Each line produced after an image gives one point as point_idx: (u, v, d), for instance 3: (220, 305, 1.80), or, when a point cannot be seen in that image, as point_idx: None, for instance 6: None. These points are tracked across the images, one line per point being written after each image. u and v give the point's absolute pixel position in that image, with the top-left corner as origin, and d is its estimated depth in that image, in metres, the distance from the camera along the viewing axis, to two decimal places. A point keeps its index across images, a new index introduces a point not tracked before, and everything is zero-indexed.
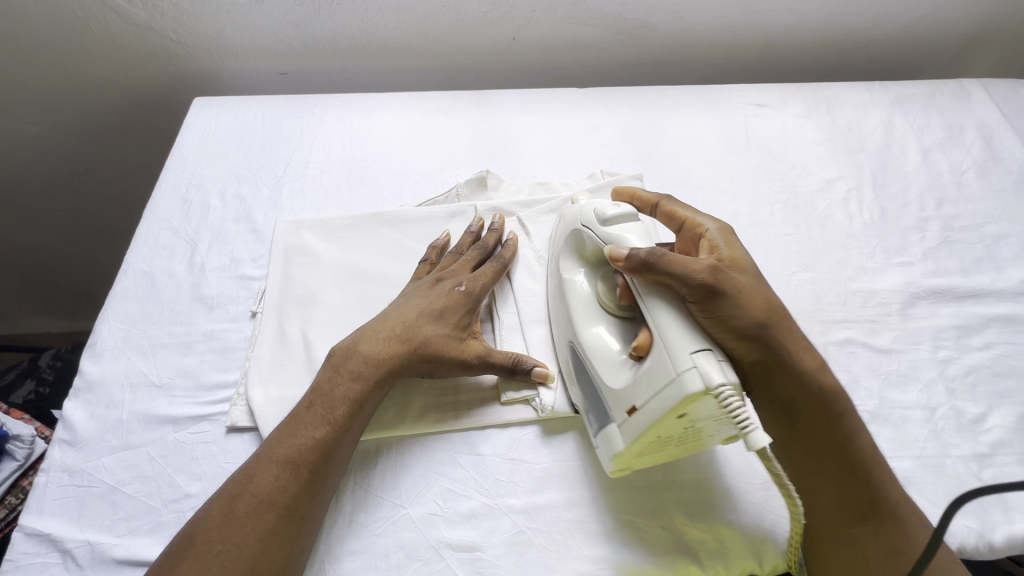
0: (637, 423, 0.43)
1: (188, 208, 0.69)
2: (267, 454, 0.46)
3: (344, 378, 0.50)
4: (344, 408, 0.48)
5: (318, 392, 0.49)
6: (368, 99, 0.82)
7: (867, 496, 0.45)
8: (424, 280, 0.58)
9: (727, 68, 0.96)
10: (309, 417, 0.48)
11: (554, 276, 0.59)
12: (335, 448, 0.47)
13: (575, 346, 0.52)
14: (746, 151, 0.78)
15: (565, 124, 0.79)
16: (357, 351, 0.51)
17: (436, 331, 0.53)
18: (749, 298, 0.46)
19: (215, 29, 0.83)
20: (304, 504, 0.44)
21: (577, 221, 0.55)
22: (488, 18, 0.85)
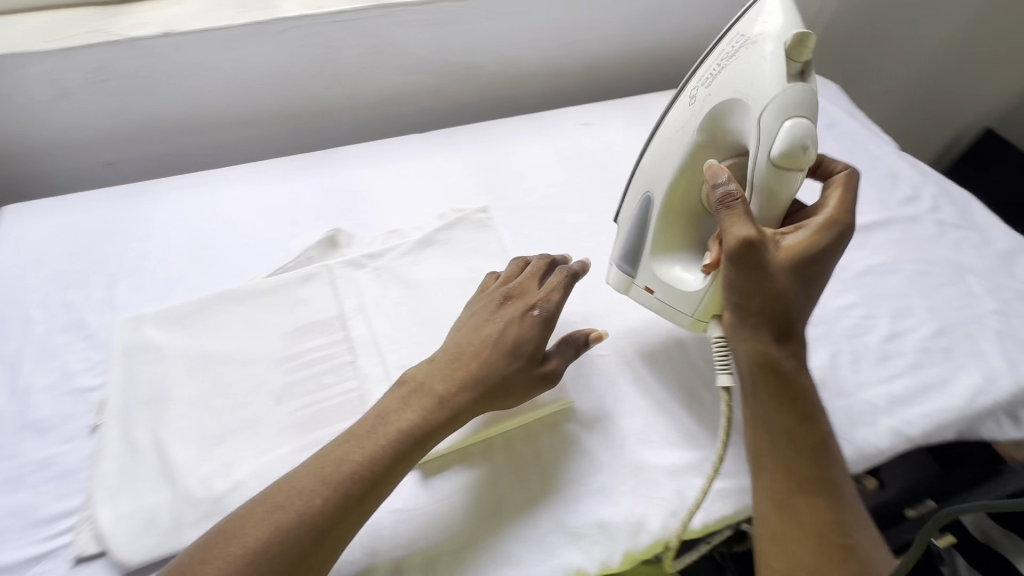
0: (653, 299, 0.61)
1: (5, 328, 0.63)
2: (309, 473, 0.46)
3: (447, 406, 0.51)
4: (417, 448, 0.49)
5: (380, 419, 0.50)
6: (206, 177, 0.80)
7: (823, 468, 0.49)
8: (489, 309, 0.58)
9: (559, 94, 1.05)
10: (363, 440, 0.48)
11: (692, 110, 0.56)
12: (382, 480, 0.47)
13: (654, 199, 0.59)
14: (581, 168, 0.85)
15: (410, 170, 0.82)
16: (480, 360, 0.54)
17: (468, 380, 0.53)
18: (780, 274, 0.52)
19: (18, 129, 0.78)
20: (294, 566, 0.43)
21: (762, 93, 0.49)
22: (318, 79, 0.87)
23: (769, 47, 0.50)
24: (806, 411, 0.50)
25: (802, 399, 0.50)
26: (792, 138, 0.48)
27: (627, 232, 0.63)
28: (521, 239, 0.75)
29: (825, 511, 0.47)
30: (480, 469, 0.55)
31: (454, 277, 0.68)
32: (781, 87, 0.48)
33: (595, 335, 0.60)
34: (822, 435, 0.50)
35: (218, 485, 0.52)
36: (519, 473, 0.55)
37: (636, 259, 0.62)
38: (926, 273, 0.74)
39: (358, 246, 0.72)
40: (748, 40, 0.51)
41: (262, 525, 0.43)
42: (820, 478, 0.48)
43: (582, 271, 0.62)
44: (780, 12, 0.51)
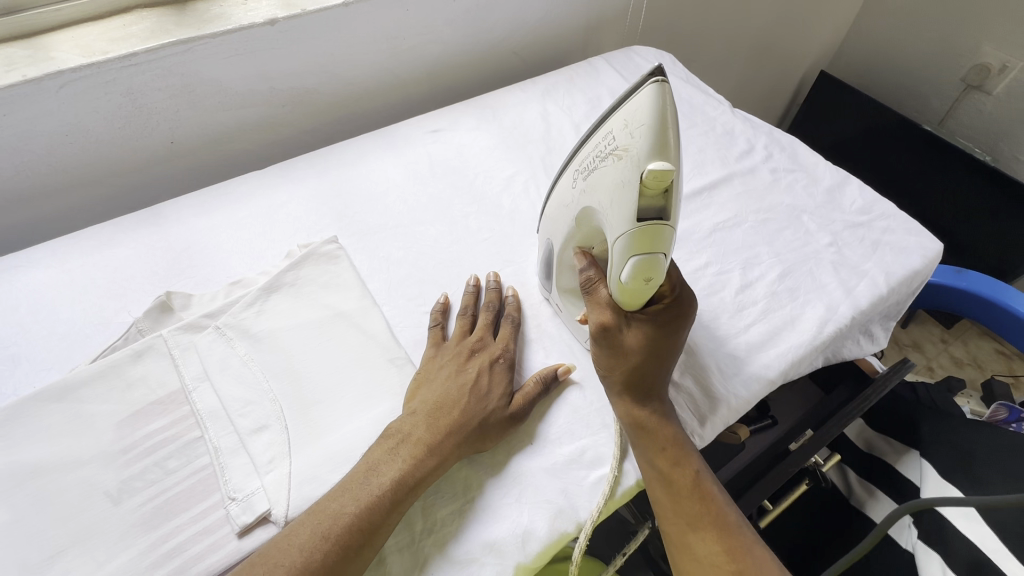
0: (565, 318, 0.65)
1: None
2: (278, 549, 0.46)
3: (436, 447, 0.52)
4: (405, 496, 0.50)
5: (364, 481, 0.50)
6: (5, 261, 0.70)
7: (703, 498, 0.54)
8: (451, 369, 0.58)
9: (409, 103, 1.02)
10: (347, 503, 0.48)
11: (576, 191, 0.53)
12: (377, 531, 0.48)
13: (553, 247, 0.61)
14: (434, 177, 0.83)
15: (250, 210, 0.76)
16: (462, 406, 0.55)
17: (413, 467, 0.51)
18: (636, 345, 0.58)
19: None
20: None
21: (618, 218, 0.46)
22: (128, 132, 0.78)
23: (626, 166, 0.44)
24: (679, 451, 0.55)
25: (673, 444, 0.55)
26: (632, 276, 0.47)
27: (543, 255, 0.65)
28: (378, 263, 0.72)
29: (716, 542, 0.51)
30: None
31: (306, 319, 0.64)
32: (628, 227, 0.45)
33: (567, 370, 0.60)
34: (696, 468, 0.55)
35: None
36: None
37: (551, 279, 0.65)
38: (768, 220, 0.79)
39: (196, 306, 0.66)
40: (616, 147, 0.45)
41: None
42: (702, 507, 0.53)
43: (520, 320, 0.65)
44: (645, 126, 0.43)
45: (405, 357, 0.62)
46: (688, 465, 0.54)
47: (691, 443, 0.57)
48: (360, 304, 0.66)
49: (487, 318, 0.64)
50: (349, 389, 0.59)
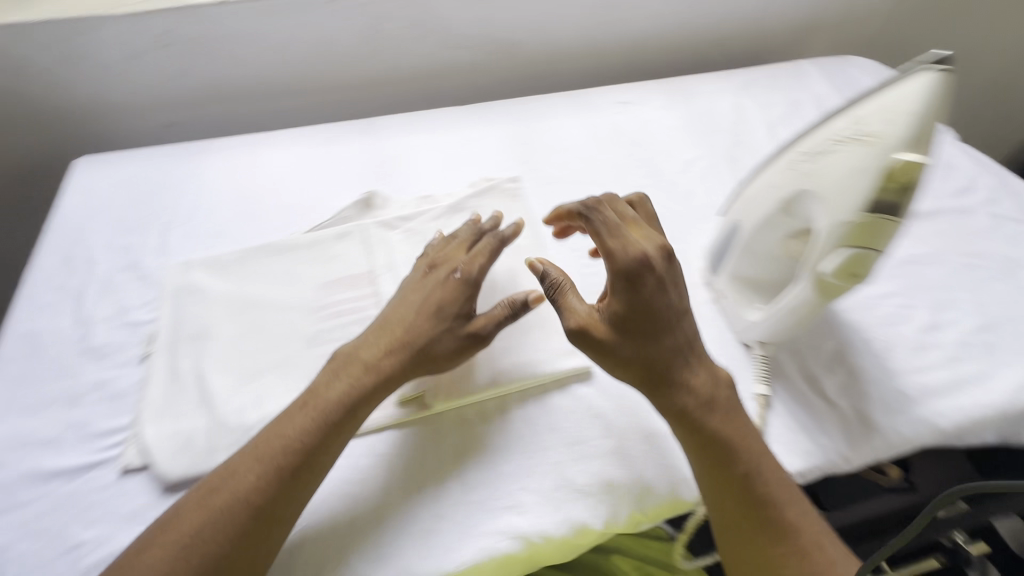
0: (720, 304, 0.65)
1: (72, 264, 0.69)
2: (197, 497, 0.46)
3: (346, 374, 0.53)
4: (351, 415, 0.51)
5: (279, 427, 0.50)
6: (254, 138, 0.84)
7: (764, 514, 0.47)
8: (415, 279, 0.60)
9: (599, 73, 1.05)
10: (272, 448, 0.48)
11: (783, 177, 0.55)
12: (311, 465, 0.48)
13: (733, 232, 0.61)
14: (615, 144, 0.85)
15: (446, 139, 0.84)
16: (407, 329, 0.55)
17: (341, 391, 0.52)
18: (677, 288, 0.51)
19: (90, 87, 0.84)
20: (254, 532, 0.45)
21: (843, 206, 0.48)
22: (362, 51, 0.89)
23: (870, 154, 0.47)
24: (723, 456, 0.49)
25: (713, 444, 0.49)
26: (841, 264, 0.49)
27: (716, 239, 0.65)
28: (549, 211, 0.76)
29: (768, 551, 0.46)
30: (494, 426, 0.56)
31: None
32: (855, 215, 0.47)
33: (531, 299, 0.57)
34: (746, 475, 0.49)
35: (249, 417, 0.56)
36: (532, 431, 0.56)
37: (720, 264, 0.64)
38: (975, 266, 0.70)
39: (391, 208, 0.74)
40: (863, 138, 0.48)
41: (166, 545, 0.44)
42: (761, 523, 0.47)
43: (509, 237, 0.62)
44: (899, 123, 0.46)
45: None
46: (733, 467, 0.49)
47: (739, 442, 0.50)
48: (528, 242, 0.71)
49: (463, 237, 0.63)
50: None
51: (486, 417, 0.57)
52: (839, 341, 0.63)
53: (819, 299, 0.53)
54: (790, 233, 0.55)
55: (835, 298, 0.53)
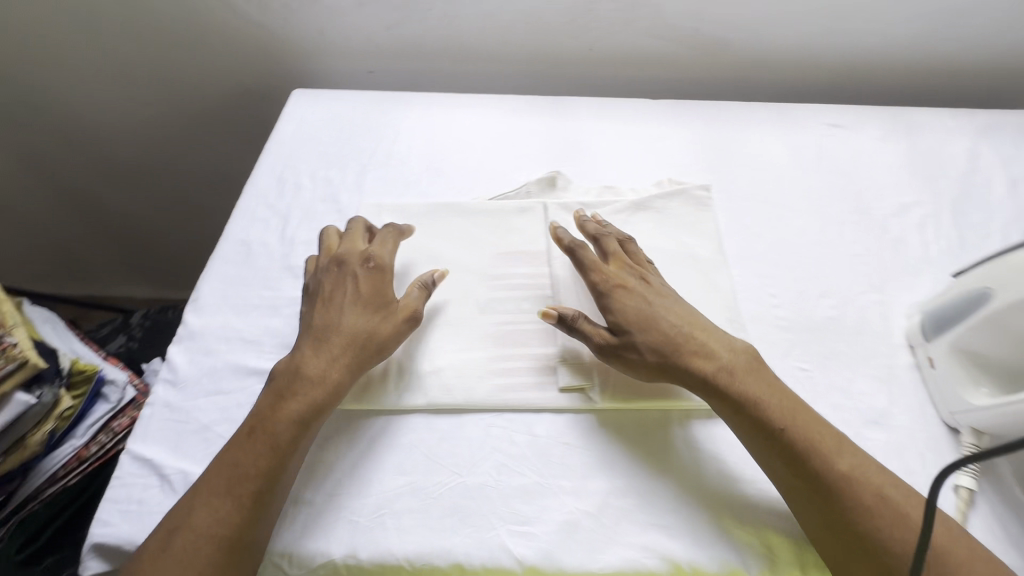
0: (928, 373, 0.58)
1: (283, 186, 0.76)
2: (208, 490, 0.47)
3: (325, 358, 0.53)
4: (325, 399, 0.52)
5: (264, 420, 0.50)
6: (449, 98, 0.87)
7: (824, 505, 0.47)
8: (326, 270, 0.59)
9: (802, 88, 0.96)
10: (261, 436, 0.49)
11: None
12: (298, 440, 0.50)
13: (983, 299, 0.54)
14: (818, 170, 0.78)
15: (635, 132, 0.82)
16: (346, 332, 0.55)
17: (318, 373, 0.52)
18: (625, 308, 0.56)
19: (316, 27, 0.91)
20: (248, 530, 0.46)
21: None
22: (567, 28, 0.88)
23: None
24: (780, 459, 0.49)
25: (770, 441, 0.50)
26: None
27: (950, 301, 0.58)
28: (737, 228, 0.71)
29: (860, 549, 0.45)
30: (654, 440, 0.55)
31: (661, 247, 0.67)
32: None
33: (435, 275, 0.60)
34: (793, 463, 0.48)
35: (421, 366, 0.58)
36: (693, 457, 0.54)
37: (946, 330, 0.57)
38: None
39: (574, 192, 0.74)
40: None
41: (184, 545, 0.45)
42: (823, 514, 0.47)
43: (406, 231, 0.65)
44: None
45: (742, 324, 0.62)
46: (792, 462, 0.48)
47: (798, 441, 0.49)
48: (713, 257, 0.67)
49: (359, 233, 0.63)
50: None
51: (646, 428, 0.56)
52: None
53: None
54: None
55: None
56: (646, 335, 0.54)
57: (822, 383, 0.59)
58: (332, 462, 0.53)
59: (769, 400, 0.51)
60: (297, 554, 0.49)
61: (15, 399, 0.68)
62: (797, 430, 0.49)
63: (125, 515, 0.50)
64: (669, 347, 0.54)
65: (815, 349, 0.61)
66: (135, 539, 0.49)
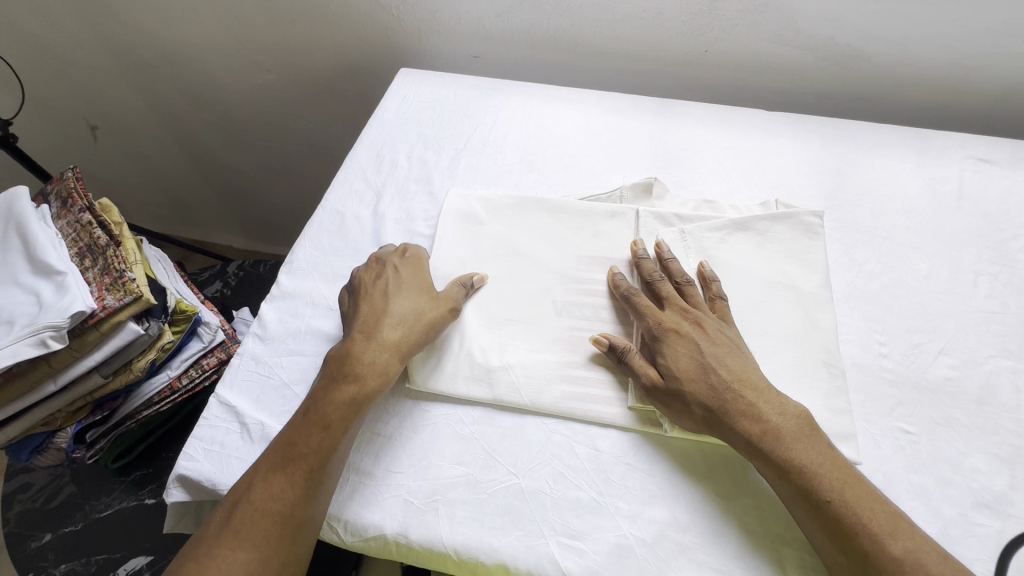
0: None
1: (380, 162, 0.78)
2: (267, 466, 0.49)
3: (375, 339, 0.55)
4: (376, 380, 0.53)
5: (316, 400, 0.52)
6: (550, 91, 0.85)
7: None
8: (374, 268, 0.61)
9: (945, 113, 0.86)
10: (316, 415, 0.51)
11: None
12: (350, 421, 0.51)
13: None
14: (956, 209, 0.69)
15: (744, 145, 0.76)
16: (395, 317, 0.56)
17: (371, 355, 0.54)
18: (678, 357, 0.53)
19: (429, 9, 0.92)
20: (300, 509, 0.48)
21: None
22: (684, 27, 0.83)
23: None
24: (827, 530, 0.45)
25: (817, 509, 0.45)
26: None
27: None
28: (848, 263, 0.65)
29: None
30: (724, 479, 0.51)
31: (758, 273, 0.62)
32: None
33: (474, 279, 0.62)
34: (837, 536, 0.44)
35: (492, 360, 0.58)
36: (766, 506, 0.50)
37: None
38: None
39: (669, 202, 0.70)
40: None
41: (244, 516, 0.47)
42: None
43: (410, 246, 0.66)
44: None
45: (841, 370, 0.56)
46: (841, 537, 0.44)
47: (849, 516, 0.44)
48: (817, 292, 0.61)
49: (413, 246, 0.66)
50: (771, 363, 0.56)
51: (717, 464, 0.52)
52: None
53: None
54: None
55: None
56: (695, 388, 0.51)
57: (928, 452, 0.52)
58: (392, 439, 0.54)
59: (818, 468, 0.46)
60: (351, 522, 0.51)
61: (127, 328, 0.76)
62: (846, 504, 0.45)
63: (207, 453, 0.54)
64: (722, 404, 0.50)
65: (925, 412, 0.54)
66: (213, 478, 0.53)
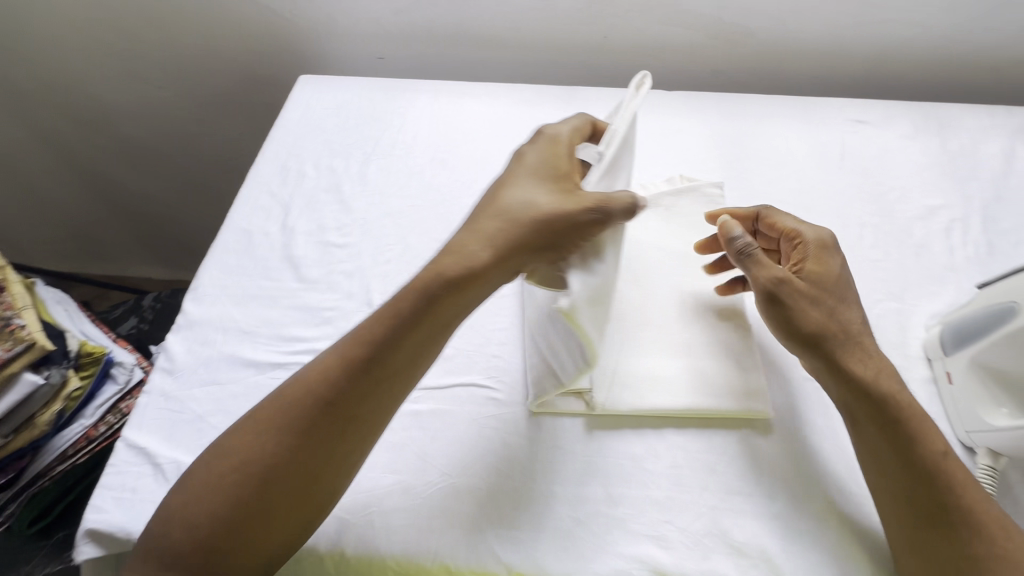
0: (947, 388, 0.55)
1: (286, 174, 0.75)
2: (302, 383, 0.47)
3: (484, 233, 0.50)
4: (457, 270, 0.49)
5: (399, 299, 0.49)
6: (457, 87, 0.85)
7: (940, 540, 0.44)
8: (517, 156, 0.56)
9: (828, 81, 0.92)
10: (379, 322, 0.48)
11: None
12: (410, 330, 0.48)
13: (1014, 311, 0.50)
14: (841, 169, 0.74)
15: (647, 126, 0.79)
16: (515, 216, 0.50)
17: (466, 246, 0.50)
18: (815, 290, 0.52)
19: (326, 13, 0.90)
20: (328, 434, 0.45)
21: None
22: (581, 15, 0.85)
23: None
24: (882, 429, 0.48)
25: (888, 415, 0.48)
26: None
27: (972, 313, 0.55)
28: None
29: (951, 540, 0.43)
30: (651, 446, 0.53)
31: (669, 248, 0.64)
32: None
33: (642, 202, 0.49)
34: (888, 430, 0.47)
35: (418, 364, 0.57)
36: (691, 469, 0.52)
37: (966, 342, 0.54)
38: None
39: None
40: None
41: (264, 429, 0.45)
42: (932, 552, 0.44)
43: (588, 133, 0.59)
44: None
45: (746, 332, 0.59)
46: (904, 433, 0.47)
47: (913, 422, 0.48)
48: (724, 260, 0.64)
49: (575, 124, 0.59)
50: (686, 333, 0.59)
51: (644, 434, 0.54)
52: None
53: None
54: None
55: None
56: (811, 317, 0.51)
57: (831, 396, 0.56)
58: None
59: (889, 384, 0.49)
60: None
61: (23, 380, 0.70)
62: (911, 408, 0.48)
63: (118, 502, 0.51)
64: (852, 345, 0.51)
65: None
66: (126, 528, 0.49)
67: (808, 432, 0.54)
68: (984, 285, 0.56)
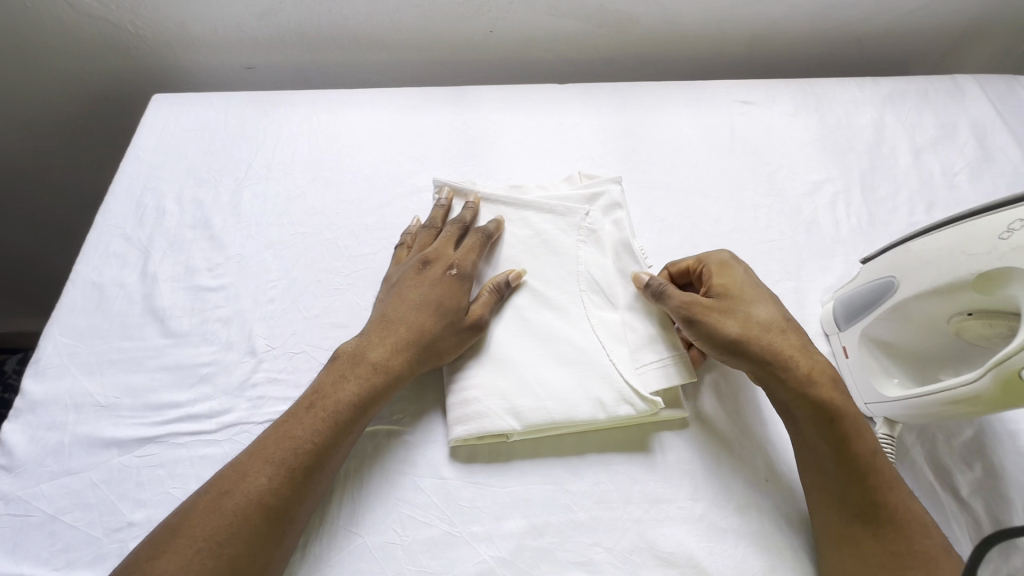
0: (846, 362, 0.57)
1: (142, 213, 0.66)
2: (219, 501, 0.42)
3: (387, 348, 0.51)
4: (353, 390, 0.49)
5: (293, 420, 0.47)
6: (337, 96, 0.78)
7: (868, 535, 0.44)
8: (408, 263, 0.57)
9: (714, 62, 0.93)
10: (284, 447, 0.45)
11: (998, 245, 0.45)
12: (323, 450, 0.46)
13: (893, 286, 0.52)
14: (732, 152, 0.75)
15: (543, 122, 0.76)
16: (412, 327, 0.52)
17: (377, 360, 0.50)
18: (747, 304, 0.53)
19: (176, 22, 0.80)
20: (262, 556, 0.42)
21: None
22: (461, 10, 0.80)
23: None
24: (820, 429, 0.48)
25: (825, 418, 0.48)
26: None
27: (858, 288, 0.56)
28: (651, 222, 0.68)
29: (875, 536, 0.44)
30: (575, 466, 0.51)
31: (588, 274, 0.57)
32: None
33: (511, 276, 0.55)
34: (827, 427, 0.48)
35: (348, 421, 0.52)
36: (615, 484, 0.50)
37: (856, 318, 0.56)
38: None
39: (509, 206, 0.61)
40: None
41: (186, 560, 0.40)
42: (858, 547, 0.44)
43: (468, 220, 0.59)
44: None
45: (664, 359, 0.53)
46: (832, 435, 0.47)
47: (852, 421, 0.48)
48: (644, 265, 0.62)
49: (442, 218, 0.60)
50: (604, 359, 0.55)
51: (564, 455, 0.52)
52: (979, 429, 0.54)
53: (989, 401, 0.45)
54: (970, 309, 0.47)
55: (1005, 407, 0.44)
56: (728, 325, 0.51)
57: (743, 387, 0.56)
58: None
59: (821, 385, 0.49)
60: None
61: None
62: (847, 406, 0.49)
63: None
64: (780, 340, 0.51)
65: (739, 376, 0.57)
66: None
67: (750, 430, 0.54)
68: (866, 258, 0.58)
